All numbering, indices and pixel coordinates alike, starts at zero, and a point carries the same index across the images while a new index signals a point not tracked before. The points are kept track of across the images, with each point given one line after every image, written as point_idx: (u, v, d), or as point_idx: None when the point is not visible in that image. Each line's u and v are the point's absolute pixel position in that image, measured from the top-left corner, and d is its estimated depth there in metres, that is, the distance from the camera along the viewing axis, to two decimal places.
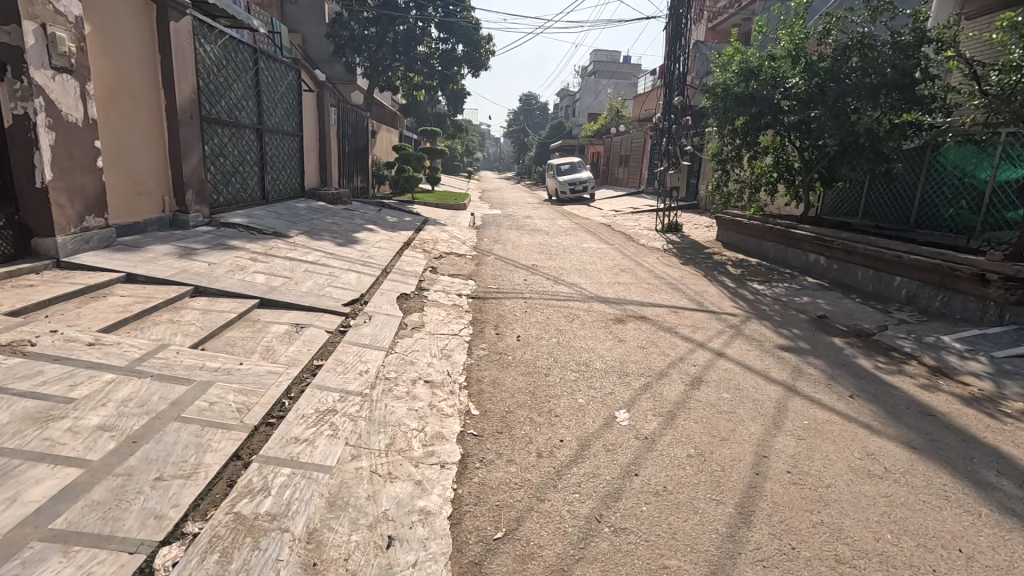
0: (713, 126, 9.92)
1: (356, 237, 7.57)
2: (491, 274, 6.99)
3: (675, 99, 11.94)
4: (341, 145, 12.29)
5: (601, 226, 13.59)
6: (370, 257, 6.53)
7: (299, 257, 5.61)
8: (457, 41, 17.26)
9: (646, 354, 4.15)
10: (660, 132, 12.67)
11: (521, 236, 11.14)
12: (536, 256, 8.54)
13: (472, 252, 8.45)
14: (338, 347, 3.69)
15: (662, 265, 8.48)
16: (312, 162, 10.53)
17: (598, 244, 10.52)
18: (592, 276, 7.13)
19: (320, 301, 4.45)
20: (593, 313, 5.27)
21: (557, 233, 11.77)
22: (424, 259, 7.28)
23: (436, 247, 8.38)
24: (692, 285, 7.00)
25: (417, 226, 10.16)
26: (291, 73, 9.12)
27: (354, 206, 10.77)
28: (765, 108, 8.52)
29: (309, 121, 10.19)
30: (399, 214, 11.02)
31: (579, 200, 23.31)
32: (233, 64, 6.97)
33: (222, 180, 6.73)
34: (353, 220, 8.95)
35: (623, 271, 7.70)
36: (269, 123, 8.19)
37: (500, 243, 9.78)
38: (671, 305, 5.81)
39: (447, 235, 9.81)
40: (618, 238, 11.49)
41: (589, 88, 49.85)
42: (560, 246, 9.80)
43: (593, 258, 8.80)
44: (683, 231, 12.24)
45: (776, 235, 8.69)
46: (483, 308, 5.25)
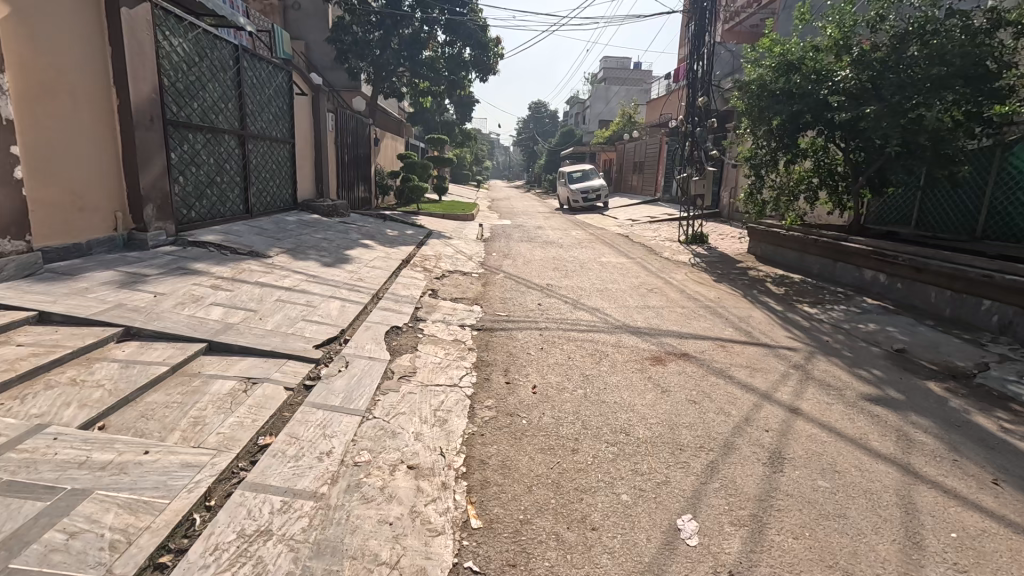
0: (746, 127, 8.96)
1: (348, 255, 6.72)
2: (500, 297, 6.10)
3: (699, 100, 10.98)
4: (339, 153, 11.52)
5: (619, 237, 12.68)
6: (361, 279, 5.67)
7: (273, 283, 4.75)
8: (464, 44, 16.50)
9: (699, 413, 3.21)
10: (683, 136, 11.73)
11: (534, 249, 10.24)
12: (550, 273, 7.63)
13: (479, 270, 7.56)
14: (296, 412, 2.79)
15: (693, 283, 7.53)
16: (306, 171, 9.75)
17: (618, 258, 9.59)
18: (617, 298, 6.20)
19: (287, 342, 3.57)
20: (623, 350, 4.34)
21: (572, 246, 10.87)
22: (424, 279, 6.40)
23: (440, 264, 7.52)
24: (733, 308, 6.04)
25: (420, 240, 9.30)
26: (281, 74, 8.33)
27: (352, 218, 9.94)
28: (808, 106, 7.54)
29: (302, 129, 9.43)
30: (401, 227, 10.17)
31: (592, 209, 22.41)
32: (209, 62, 6.19)
33: (194, 192, 5.92)
34: (349, 234, 8.11)
35: (651, 291, 6.76)
36: (254, 129, 7.39)
37: (510, 258, 8.91)
38: (716, 337, 4.85)
39: (451, 250, 8.95)
40: (639, 251, 10.54)
41: (600, 95, 49.09)
42: (576, 261, 8.90)
43: (615, 274, 7.88)
44: (710, 242, 11.25)
45: (821, 248, 7.70)
46: (491, 344, 4.34)
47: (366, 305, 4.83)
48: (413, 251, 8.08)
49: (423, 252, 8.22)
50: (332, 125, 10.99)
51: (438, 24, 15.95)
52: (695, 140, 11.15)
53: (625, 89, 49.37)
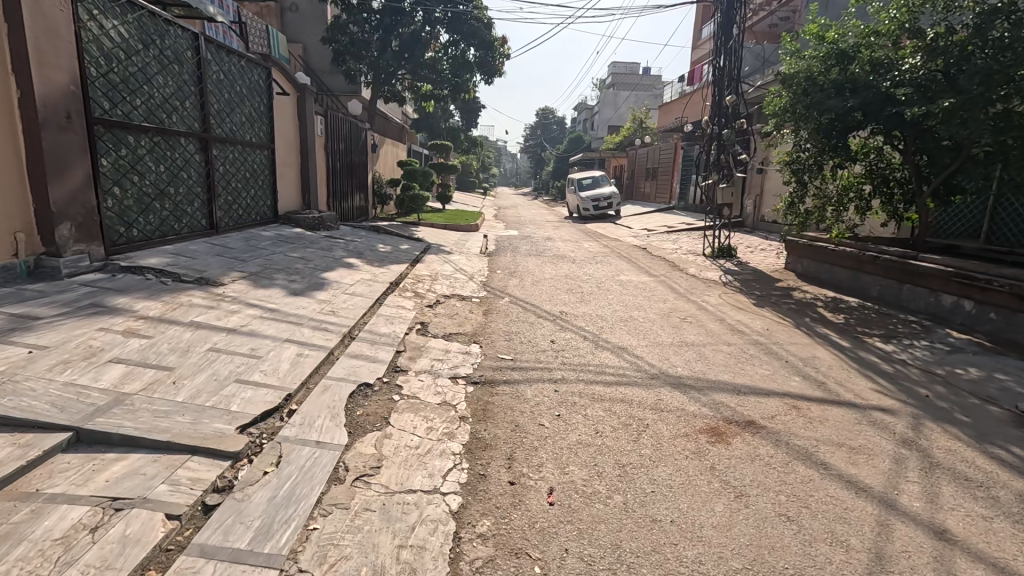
0: (785, 126, 7.87)
1: (325, 278, 5.70)
2: (504, 330, 5.03)
3: (726, 99, 9.87)
4: (329, 161, 10.54)
5: (636, 250, 11.61)
6: (334, 312, 4.63)
7: (213, 325, 3.71)
8: (468, 43, 15.52)
9: (802, 546, 2.11)
10: (708, 139, 10.62)
11: (544, 265, 9.19)
12: (564, 297, 6.58)
13: (481, 294, 6.52)
14: (170, 570, 1.73)
15: (731, 308, 6.43)
16: (289, 180, 8.77)
17: (639, 276, 8.53)
18: (645, 332, 5.11)
19: (198, 423, 2.51)
20: (667, 419, 3.24)
21: (586, 261, 9.81)
22: (415, 308, 5.37)
23: (435, 287, 6.47)
24: (790, 345, 4.92)
25: (416, 256, 8.29)
26: (257, 70, 7.36)
27: (341, 231, 8.94)
28: (867, 100, 6.44)
29: (284, 133, 8.45)
30: (397, 241, 9.18)
31: (603, 217, 21.36)
32: (159, 51, 5.20)
33: (136, 205, 4.92)
34: (332, 252, 7.10)
35: (685, 321, 5.67)
36: (220, 130, 6.40)
37: (515, 277, 7.87)
38: (783, 393, 3.73)
39: (450, 267, 7.95)
40: (661, 267, 9.43)
41: (608, 101, 48.16)
42: (592, 280, 7.86)
43: (638, 297, 6.79)
44: (739, 256, 10.13)
45: (882, 266, 6.57)
46: (491, 409, 3.27)
47: (331, 352, 3.78)
48: (405, 270, 7.05)
49: (417, 271, 7.20)
50: (321, 129, 10.03)
51: (440, 23, 15.05)
52: (722, 143, 10.01)
53: (634, 94, 48.43)
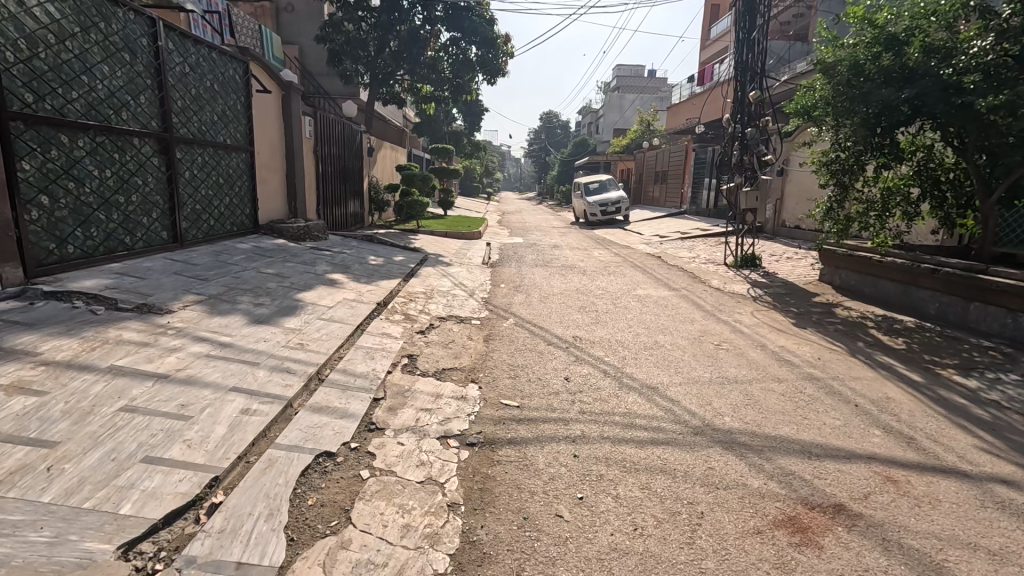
0: (822, 123, 7.05)
1: (301, 300, 4.91)
2: (509, 364, 4.22)
3: (749, 95, 9.05)
4: (319, 166, 9.78)
5: (650, 259, 10.79)
6: (302, 345, 3.83)
7: (139, 371, 2.93)
8: (469, 41, 14.91)
9: None
10: (728, 139, 9.80)
11: (552, 277, 8.38)
12: (577, 317, 5.77)
13: (482, 315, 5.73)
14: None
15: (768, 330, 5.61)
16: (272, 186, 8.00)
17: (658, 290, 7.71)
18: (676, 366, 4.29)
19: (60, 543, 1.72)
20: (725, 504, 2.41)
21: (598, 272, 9.01)
22: (404, 336, 4.57)
23: (430, 308, 5.67)
24: (853, 382, 4.08)
25: (411, 269, 7.50)
26: (231, 64, 6.62)
27: (329, 242, 8.17)
28: (922, 90, 5.62)
29: (266, 134, 7.69)
30: (391, 252, 8.39)
31: (612, 223, 20.54)
32: (103, 36, 4.45)
33: (70, 216, 4.15)
34: (314, 266, 6.32)
35: (720, 348, 4.84)
36: (185, 131, 5.64)
37: (521, 293, 7.06)
38: (867, 456, 2.90)
39: (448, 282, 7.15)
40: (681, 279, 8.60)
41: (614, 104, 47.44)
42: (607, 296, 7.04)
43: (661, 316, 5.97)
44: (764, 266, 9.29)
45: (942, 280, 5.72)
46: (491, 491, 2.45)
47: (289, 405, 2.97)
48: (397, 287, 6.26)
49: (410, 287, 6.41)
50: (309, 131, 9.29)
51: (440, 21, 14.37)
52: (745, 143, 9.20)
53: (640, 97, 47.71)
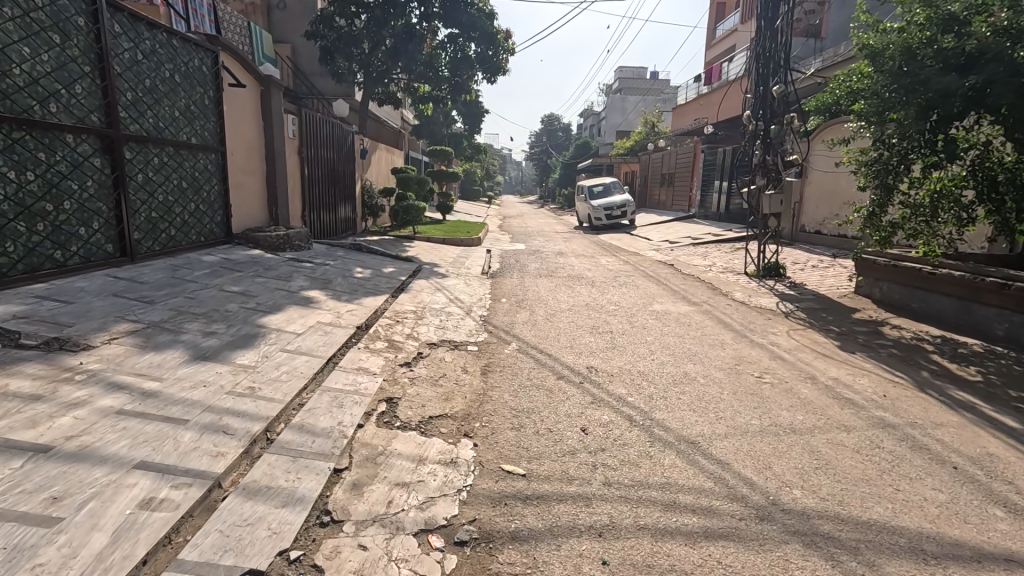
0: (863, 117, 6.26)
1: (265, 325, 4.14)
2: (512, 407, 3.45)
3: (772, 89, 8.27)
4: (304, 168, 9.04)
5: (663, 268, 10.04)
6: (253, 390, 3.06)
7: (9, 443, 2.15)
8: (468, 38, 14.17)
9: None
10: (748, 138, 8.99)
11: (559, 290, 7.60)
12: (590, 340, 5.01)
13: (481, 338, 4.96)
14: None
15: (813, 355, 4.84)
16: (249, 191, 7.25)
17: (676, 303, 6.96)
18: (716, 409, 3.51)
19: None
20: None
21: (608, 283, 8.25)
22: (386, 370, 3.80)
23: (419, 330, 4.89)
24: (937, 430, 3.30)
25: (401, 282, 6.74)
26: (197, 53, 5.86)
27: (313, 252, 7.41)
28: (990, 76, 4.83)
29: (240, 134, 6.93)
30: (381, 263, 7.63)
31: (617, 227, 19.81)
32: (20, 12, 3.71)
33: None
34: (289, 282, 5.55)
35: (764, 382, 4.06)
36: (136, 127, 4.89)
37: (525, 309, 6.29)
38: (1003, 558, 2.11)
39: (442, 297, 6.38)
40: (701, 291, 7.82)
41: (616, 106, 46.75)
42: (621, 312, 6.26)
43: (686, 339, 5.19)
44: (789, 275, 8.51)
45: (1014, 296, 4.92)
46: None
47: (215, 486, 2.19)
48: (383, 305, 5.51)
49: (398, 304, 5.65)
50: (293, 130, 8.53)
51: (438, 18, 13.59)
52: (768, 142, 8.41)
53: (642, 99, 47.05)
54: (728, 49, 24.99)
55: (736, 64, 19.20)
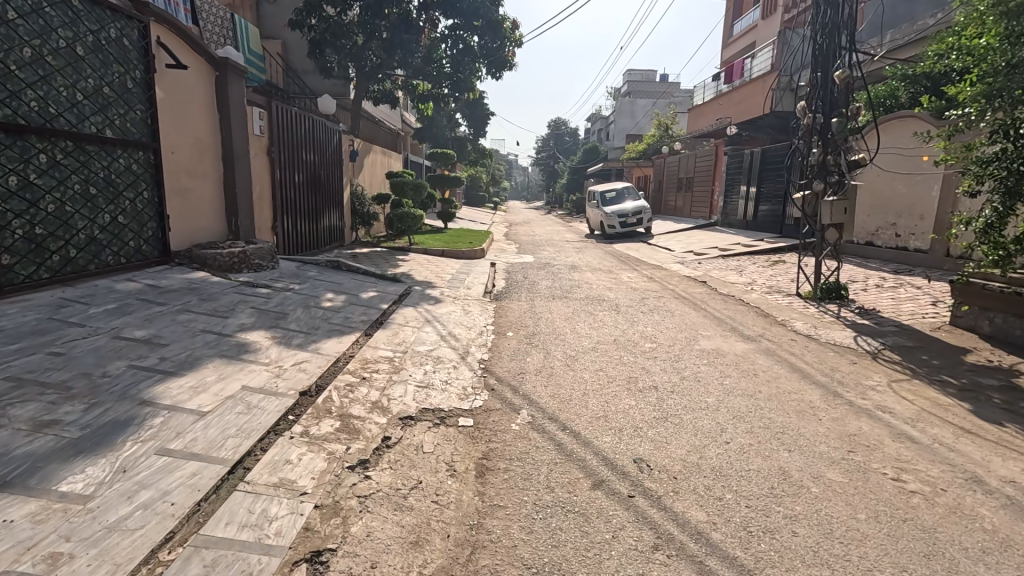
0: (979, 102, 4.81)
1: (156, 399, 2.78)
2: (522, 569, 2.00)
3: (834, 74, 6.81)
4: (275, 172, 7.69)
5: (696, 287, 8.64)
6: (53, 563, 1.68)
7: None
8: (470, 29, 13.01)
9: None
10: (801, 135, 7.51)
11: (578, 319, 6.20)
12: (629, 405, 3.63)
13: (479, 404, 3.57)
14: None
15: (949, 430, 3.40)
16: (198, 197, 5.91)
17: (725, 337, 5.59)
18: (868, 565, 2.09)
19: None
20: None
21: (635, 308, 6.87)
22: (327, 481, 2.41)
23: (392, 394, 3.49)
24: None
25: (381, 313, 5.35)
26: (114, 21, 4.58)
27: (276, 273, 6.03)
28: None
29: (182, 127, 5.59)
30: (359, 286, 6.24)
31: (633, 235, 18.42)
32: None
33: None
34: (225, 319, 4.18)
35: (910, 491, 2.64)
36: (2, 110, 3.61)
37: (537, 351, 4.88)
38: None
39: (432, 334, 4.99)
40: (753, 320, 6.39)
41: (625, 109, 45.39)
42: (663, 355, 4.84)
43: (762, 402, 3.75)
44: (854, 299, 7.08)
45: None
46: None
47: None
48: (349, 350, 4.12)
49: (371, 348, 4.27)
50: (260, 127, 7.20)
51: (437, 7, 12.42)
52: (828, 139, 7.01)
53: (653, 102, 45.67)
54: (747, 47, 23.64)
55: (761, 60, 17.80)
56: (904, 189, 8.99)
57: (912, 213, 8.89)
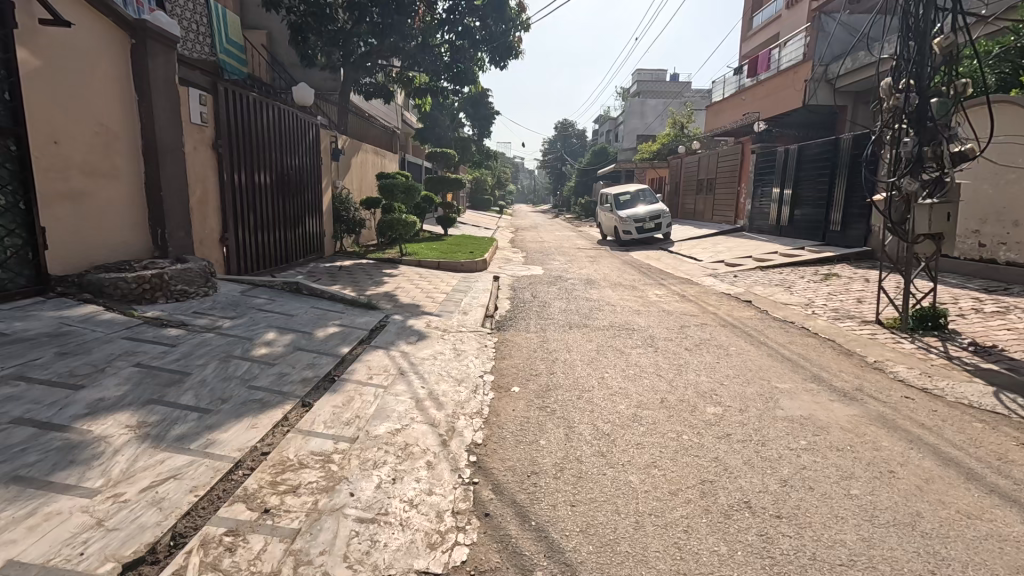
0: None
1: None
2: None
3: (933, 41, 5.28)
4: (227, 172, 6.23)
5: (743, 311, 7.11)
6: None
7: None
8: (474, 11, 11.65)
9: None
10: (883, 120, 5.97)
11: (605, 363, 4.69)
12: (718, 559, 2.12)
13: (464, 558, 2.07)
14: None
15: None
16: (104, 202, 4.49)
17: (810, 393, 4.06)
18: None
19: None
20: None
21: (675, 344, 5.36)
22: None
23: (306, 550, 1.97)
24: None
25: (336, 363, 3.86)
26: None
27: (206, 303, 4.55)
28: None
29: (74, 108, 4.19)
30: (317, 319, 4.74)
31: (650, 242, 16.90)
32: None
33: None
34: (73, 392, 2.69)
35: None
36: None
37: (554, 426, 3.36)
38: None
39: (404, 398, 3.48)
40: (837, 362, 4.85)
41: (634, 110, 43.84)
42: (740, 433, 3.31)
43: (941, 548, 2.22)
44: (957, 330, 5.52)
45: None
46: None
47: None
48: (263, 444, 2.61)
49: (301, 437, 2.75)
50: (204, 114, 5.75)
51: None
52: (923, 125, 5.47)
53: (663, 102, 44.06)
54: (769, 39, 22.02)
55: (791, 50, 16.19)
56: (991, 189, 7.43)
57: (999, 218, 7.32)
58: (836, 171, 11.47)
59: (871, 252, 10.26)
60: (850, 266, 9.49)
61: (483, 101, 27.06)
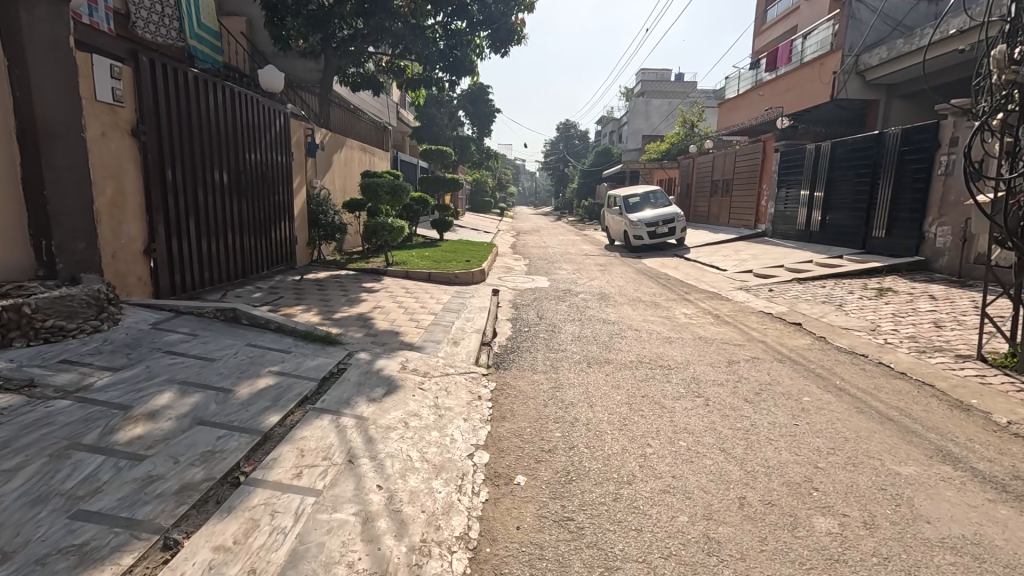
0: None
1: None
2: None
3: None
4: (156, 165, 4.94)
5: (796, 337, 5.83)
6: None
7: None
8: None
9: None
10: (986, 101, 4.68)
11: (642, 428, 3.39)
12: None
13: None
14: None
15: None
16: None
17: (950, 486, 2.77)
18: None
19: None
20: None
21: (728, 393, 4.07)
22: None
23: None
24: None
25: (251, 450, 2.55)
26: None
27: (89, 346, 3.27)
28: None
29: None
30: (245, 367, 3.42)
31: (663, 247, 15.62)
32: None
33: None
34: None
35: None
36: None
37: (583, 569, 2.07)
38: None
39: (344, 516, 2.19)
40: (956, 424, 3.55)
41: (638, 110, 42.57)
42: None
43: None
44: None
45: None
46: None
47: None
48: None
49: None
50: (118, 90, 4.45)
51: None
52: None
53: (668, 102, 42.74)
54: (788, 31, 20.65)
55: (816, 39, 14.87)
56: None
57: None
58: (879, 170, 10.17)
59: (925, 261, 8.96)
60: (905, 280, 8.20)
61: (483, 97, 25.88)
